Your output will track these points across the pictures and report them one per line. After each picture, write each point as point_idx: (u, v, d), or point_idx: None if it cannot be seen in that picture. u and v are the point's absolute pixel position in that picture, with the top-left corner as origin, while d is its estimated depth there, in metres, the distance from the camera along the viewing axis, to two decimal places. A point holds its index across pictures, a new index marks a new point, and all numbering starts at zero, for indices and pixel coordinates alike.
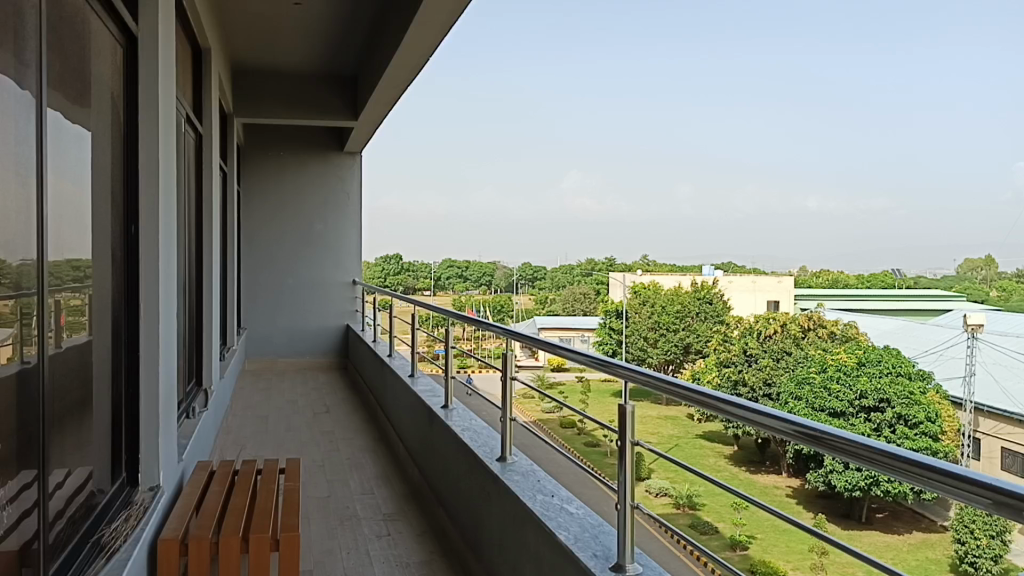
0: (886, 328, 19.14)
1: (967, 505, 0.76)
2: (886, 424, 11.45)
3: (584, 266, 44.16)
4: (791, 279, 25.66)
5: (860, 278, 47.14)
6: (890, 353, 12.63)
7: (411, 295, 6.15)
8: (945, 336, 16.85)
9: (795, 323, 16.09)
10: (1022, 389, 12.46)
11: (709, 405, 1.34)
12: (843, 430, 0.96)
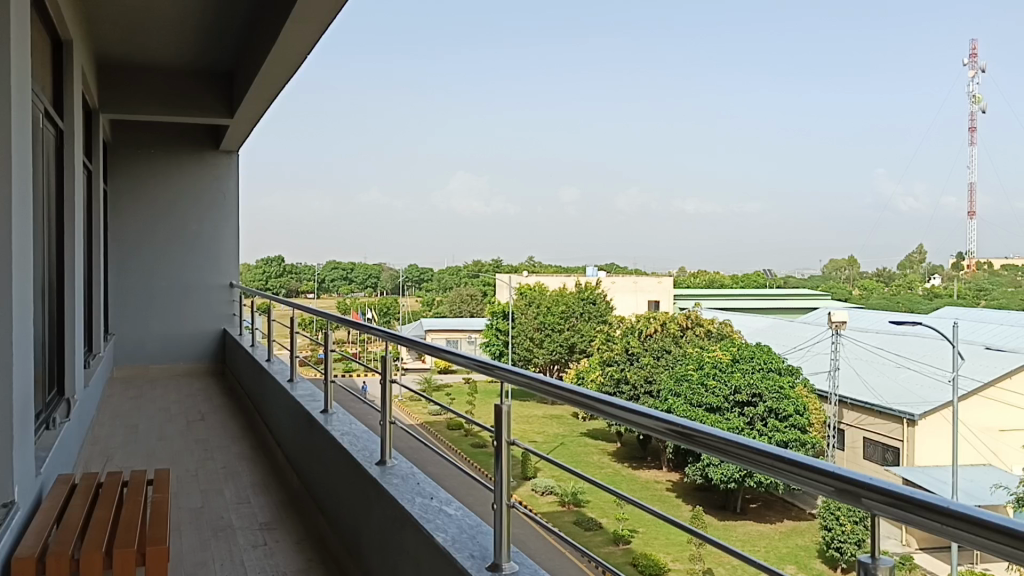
0: (758, 326, 19.98)
1: (831, 496, 0.78)
2: (758, 419, 11.85)
3: (472, 267, 44.34)
4: (671, 279, 26.30)
5: (735, 278, 49.08)
6: (762, 349, 13.05)
7: (289, 298, 5.99)
8: (813, 333, 17.74)
9: (674, 322, 16.51)
10: (882, 381, 13.26)
11: (586, 401, 1.35)
12: (708, 425, 0.99)
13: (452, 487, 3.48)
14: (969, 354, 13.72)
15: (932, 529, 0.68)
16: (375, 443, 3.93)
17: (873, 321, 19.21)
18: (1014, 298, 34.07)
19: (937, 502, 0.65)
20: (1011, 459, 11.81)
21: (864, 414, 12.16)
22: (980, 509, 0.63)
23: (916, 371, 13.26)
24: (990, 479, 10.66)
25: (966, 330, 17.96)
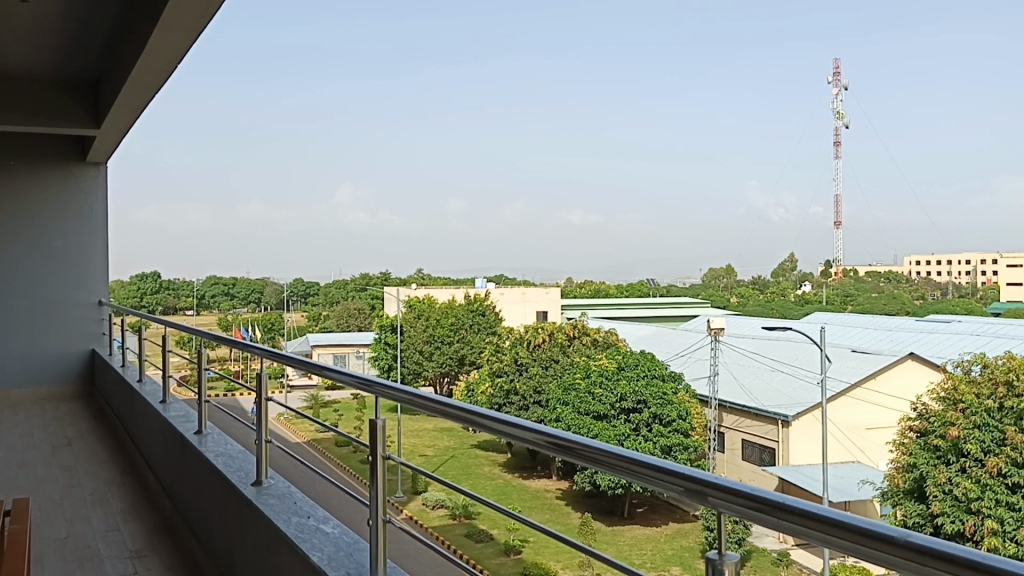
0: (643, 334, 20.53)
1: (733, 512, 0.81)
2: (643, 425, 12.13)
3: (358, 280, 43.58)
4: (558, 289, 26.62)
5: (620, 288, 50.04)
6: (645, 356, 13.18)
7: (162, 315, 5.78)
8: (694, 339, 18.34)
9: (561, 331, 16.77)
10: (758, 383, 13.87)
11: (474, 416, 1.38)
12: (591, 439, 1.05)
13: (329, 497, 3.45)
14: (836, 356, 14.50)
15: (817, 538, 0.71)
16: (252, 462, 3.84)
17: (750, 327, 20.07)
18: (875, 305, 36.38)
19: (809, 508, 0.69)
20: (877, 455, 12.51)
21: (741, 417, 12.73)
22: (872, 516, 0.66)
23: (789, 373, 13.90)
24: (857, 475, 11.32)
25: (833, 335, 18.99)
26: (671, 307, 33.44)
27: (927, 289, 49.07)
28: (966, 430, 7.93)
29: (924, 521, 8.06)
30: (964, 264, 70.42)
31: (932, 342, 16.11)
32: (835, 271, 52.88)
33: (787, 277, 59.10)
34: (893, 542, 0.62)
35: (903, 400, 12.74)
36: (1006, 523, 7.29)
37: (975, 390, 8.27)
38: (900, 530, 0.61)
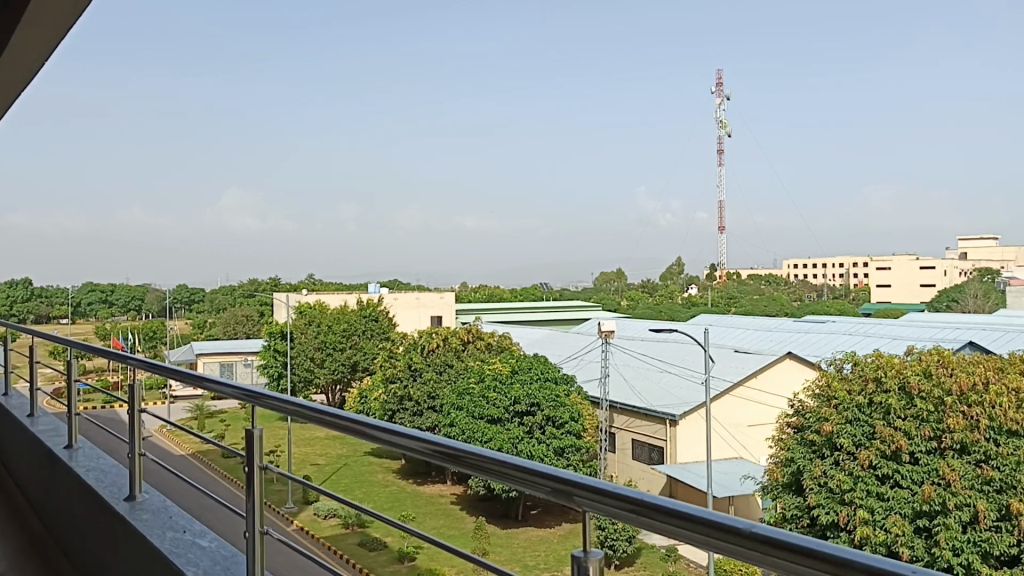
0: (536, 337, 20.76)
1: (614, 519, 0.83)
2: (537, 427, 12.22)
3: (246, 285, 42.28)
4: (452, 293, 26.54)
5: (516, 291, 50.28)
6: (538, 359, 13.34)
7: (31, 324, 5.46)
8: (585, 342, 18.65)
9: (456, 336, 16.73)
10: (647, 384, 14.24)
11: (358, 426, 1.35)
12: (474, 446, 1.05)
13: (208, 505, 3.36)
14: (720, 356, 15.02)
15: (692, 540, 0.73)
16: (125, 477, 3.67)
17: (639, 329, 20.58)
18: (757, 306, 37.94)
19: (678, 510, 0.70)
20: (757, 450, 13.05)
21: (632, 417, 13.06)
22: (735, 516, 0.69)
23: (677, 374, 14.32)
24: (739, 471, 11.79)
25: (717, 335, 19.67)
26: (563, 310, 33.96)
27: (804, 290, 51.59)
28: (839, 425, 8.35)
29: (802, 513, 8.44)
30: (837, 267, 74.33)
31: (809, 341, 16.90)
32: (720, 273, 54.75)
33: (675, 279, 60.91)
34: (760, 541, 0.64)
35: (781, 398, 13.31)
36: (876, 513, 7.65)
37: (847, 387, 8.69)
38: (770, 527, 0.64)
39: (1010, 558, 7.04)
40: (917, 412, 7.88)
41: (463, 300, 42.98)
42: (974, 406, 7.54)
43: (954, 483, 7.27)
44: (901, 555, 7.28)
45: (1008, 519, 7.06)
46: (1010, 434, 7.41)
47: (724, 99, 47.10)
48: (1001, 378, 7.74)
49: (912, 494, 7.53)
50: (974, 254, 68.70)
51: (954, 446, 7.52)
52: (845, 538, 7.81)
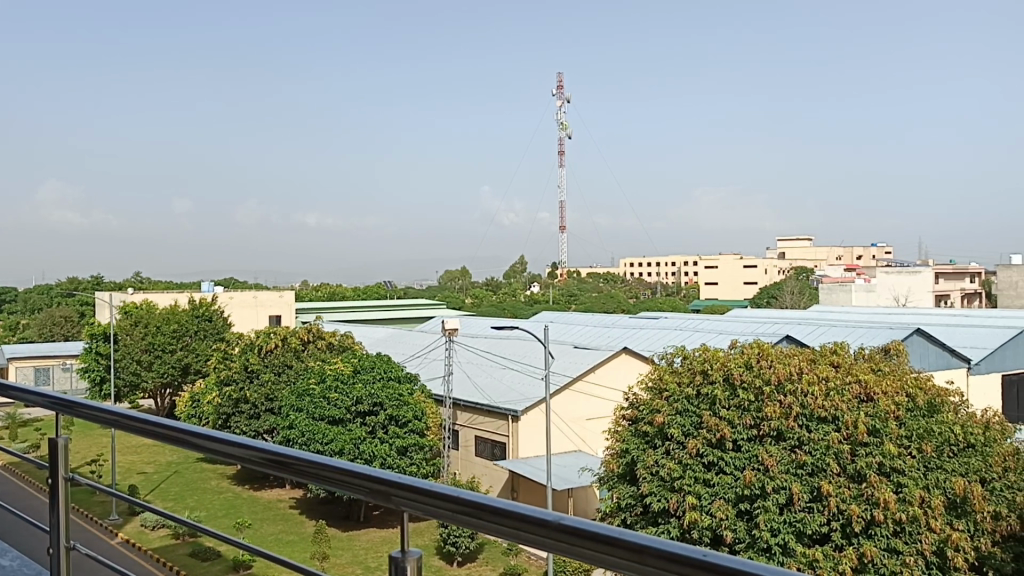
0: (379, 336, 20.50)
1: (455, 519, 1.07)
2: (379, 427, 12.13)
3: (64, 284, 39.12)
4: (292, 291, 25.71)
5: (359, 289, 49.32)
6: (381, 358, 13.14)
7: None
8: (428, 340, 18.62)
9: (295, 335, 16.24)
10: (489, 381, 14.41)
11: (186, 436, 1.51)
12: (349, 465, 1.19)
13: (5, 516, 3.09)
14: (559, 352, 15.40)
15: (535, 537, 0.98)
16: None
17: (481, 327, 20.78)
18: (595, 304, 39.17)
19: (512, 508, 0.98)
20: (595, 443, 13.46)
21: (475, 414, 13.19)
22: (553, 513, 0.96)
23: (518, 370, 14.59)
24: (577, 463, 12.17)
25: (556, 332, 20.15)
26: (406, 307, 33.73)
27: (639, 288, 53.78)
28: (670, 416, 8.72)
29: (636, 501, 8.78)
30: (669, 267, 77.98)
31: (643, 337, 17.62)
32: (561, 272, 56.09)
33: (519, 278, 61.88)
34: (583, 535, 0.92)
35: (616, 391, 13.79)
36: (703, 498, 8.01)
37: (678, 379, 9.12)
38: (578, 522, 0.92)
39: (821, 536, 7.64)
40: (739, 402, 8.37)
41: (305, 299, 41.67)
42: (788, 395, 8.13)
43: (772, 468, 7.77)
44: (726, 538, 7.70)
45: (819, 499, 7.65)
46: (820, 420, 8.05)
47: (565, 102, 48.34)
48: (812, 369, 8.39)
49: (734, 479, 7.98)
50: (790, 255, 74.10)
51: (772, 433, 8.04)
52: (675, 524, 8.17)
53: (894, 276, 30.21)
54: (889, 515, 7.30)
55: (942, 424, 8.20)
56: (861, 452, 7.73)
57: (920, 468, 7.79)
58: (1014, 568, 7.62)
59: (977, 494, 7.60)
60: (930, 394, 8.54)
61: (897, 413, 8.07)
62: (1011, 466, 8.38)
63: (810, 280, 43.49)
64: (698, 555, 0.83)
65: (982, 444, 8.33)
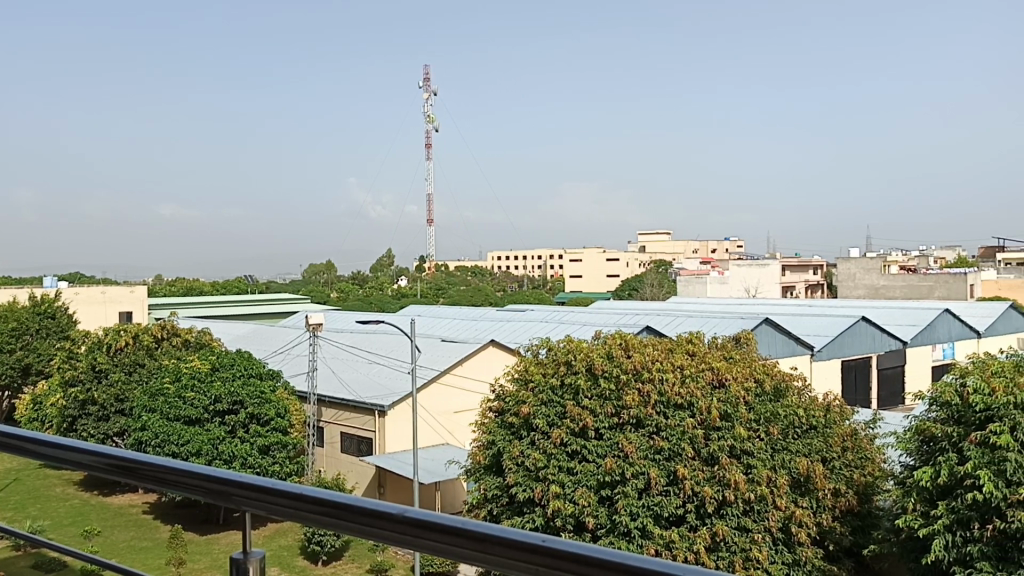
0: (240, 332, 19.86)
1: (318, 520, 1.20)
2: (239, 426, 11.78)
3: None
4: (144, 287, 24.44)
5: (217, 285, 47.44)
6: (241, 355, 12.68)
7: None
8: (291, 335, 18.18)
9: (148, 332, 15.43)
10: (355, 376, 14.21)
11: (35, 444, 1.62)
12: (233, 475, 1.32)
13: None
14: (426, 345, 15.36)
15: (386, 532, 1.13)
16: None
17: (346, 322, 20.51)
18: (463, 297, 39.38)
19: (359, 505, 1.14)
20: (463, 436, 13.53)
21: (341, 411, 13.00)
22: (399, 507, 1.12)
23: (384, 365, 14.45)
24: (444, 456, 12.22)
25: (424, 326, 20.11)
26: (268, 303, 32.69)
27: (507, 281, 54.36)
28: (535, 407, 8.85)
29: (502, 492, 8.90)
30: (536, 260, 79.27)
31: (509, 329, 17.85)
32: (430, 266, 55.93)
33: (386, 272, 61.28)
34: (423, 524, 1.08)
35: (482, 384, 13.89)
36: (567, 487, 8.19)
37: (543, 370, 9.26)
38: (426, 514, 1.08)
39: (677, 517, 7.98)
40: (601, 391, 8.58)
41: (160, 295, 39.64)
42: (646, 383, 8.42)
43: (631, 454, 8.03)
44: (589, 524, 7.92)
45: (676, 483, 7.98)
46: (676, 407, 8.38)
47: (432, 95, 48.28)
48: (669, 358, 8.70)
49: (596, 466, 8.20)
50: (650, 249, 76.83)
51: (631, 421, 8.30)
52: (540, 512, 8.34)
53: (745, 269, 31.85)
54: (739, 495, 7.73)
55: (787, 407, 8.73)
56: (714, 436, 8.12)
57: (767, 450, 8.27)
58: (851, 541, 8.24)
59: (818, 473, 8.13)
60: (776, 380, 9.04)
61: (746, 398, 8.51)
62: (850, 445, 8.99)
63: (668, 273, 45.25)
64: (535, 539, 1.00)
65: (823, 425, 8.90)
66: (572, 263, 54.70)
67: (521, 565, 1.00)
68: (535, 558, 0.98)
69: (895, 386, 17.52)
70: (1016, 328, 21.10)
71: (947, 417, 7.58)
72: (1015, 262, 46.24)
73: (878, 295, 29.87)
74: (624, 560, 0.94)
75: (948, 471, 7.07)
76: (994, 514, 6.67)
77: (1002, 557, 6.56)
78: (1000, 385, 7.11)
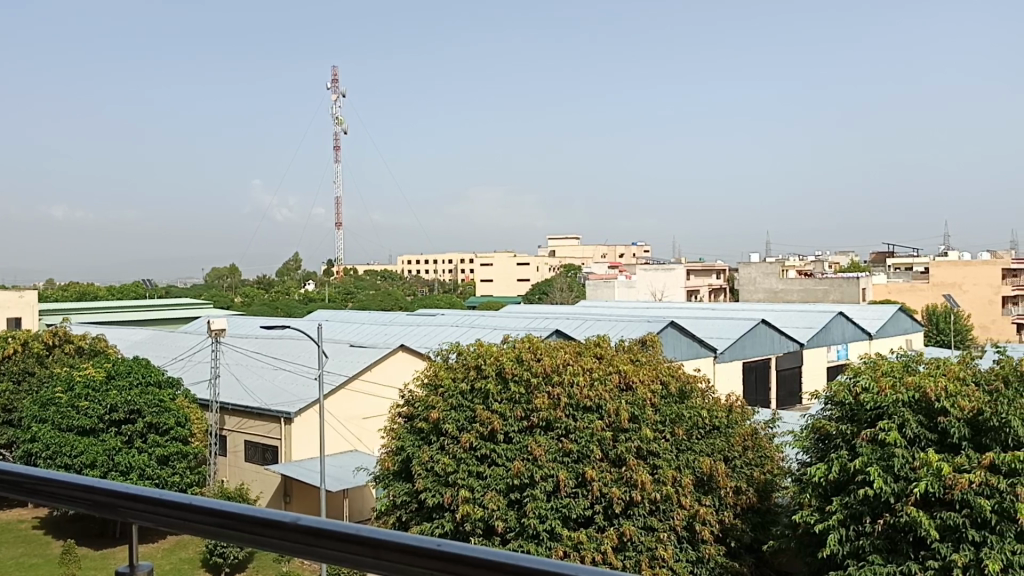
0: (137, 338, 19.13)
1: (211, 531, 1.23)
2: (137, 436, 11.36)
3: None
4: (34, 292, 23.25)
5: (113, 289, 45.50)
6: (138, 362, 12.16)
7: None
8: (192, 341, 17.64)
9: (38, 339, 14.71)
10: (259, 383, 13.86)
11: None
12: (122, 485, 1.33)
13: None
14: (334, 351, 15.13)
15: (274, 543, 1.17)
16: None
17: (250, 327, 20.06)
18: (372, 302, 38.88)
19: (255, 515, 1.18)
20: (372, 442, 13.38)
21: (244, 418, 12.67)
22: (291, 515, 1.17)
23: (290, 371, 14.14)
24: (352, 463, 12.06)
25: (331, 331, 19.83)
26: (168, 308, 31.53)
27: (417, 286, 54.02)
28: (444, 411, 8.82)
29: (411, 498, 8.84)
30: (447, 264, 79.08)
31: (419, 334, 17.77)
32: (338, 271, 55.14)
33: (294, 277, 60.05)
34: (317, 533, 1.13)
35: (391, 389, 13.75)
36: (476, 491, 8.19)
37: (453, 375, 9.23)
38: (317, 523, 1.13)
39: (585, 519, 8.07)
40: (510, 395, 8.60)
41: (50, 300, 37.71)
42: (556, 386, 8.48)
43: (540, 457, 8.08)
44: (497, 528, 7.95)
45: (584, 485, 8.07)
46: (585, 409, 8.48)
47: (339, 96, 47.66)
48: (578, 361, 8.79)
49: (505, 470, 8.22)
50: (560, 254, 77.61)
51: (541, 423, 8.36)
52: (449, 517, 8.32)
53: (651, 273, 32.53)
54: (645, 495, 7.89)
55: (691, 408, 8.94)
56: (621, 438, 8.25)
57: (673, 450, 8.46)
58: (751, 537, 8.47)
59: (721, 471, 8.36)
60: (681, 381, 9.25)
61: (653, 400, 8.69)
62: (750, 444, 9.28)
63: (577, 277, 45.84)
64: (432, 545, 1.06)
65: (725, 425, 9.15)
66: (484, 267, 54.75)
67: (407, 567, 1.05)
68: (423, 558, 1.04)
69: (792, 386, 18.35)
70: (905, 329, 21.82)
71: (842, 415, 7.87)
72: (902, 267, 48.74)
73: (777, 298, 30.99)
74: (510, 560, 1.01)
75: (840, 468, 7.36)
76: (884, 508, 6.98)
77: (892, 549, 6.88)
78: (888, 383, 7.42)
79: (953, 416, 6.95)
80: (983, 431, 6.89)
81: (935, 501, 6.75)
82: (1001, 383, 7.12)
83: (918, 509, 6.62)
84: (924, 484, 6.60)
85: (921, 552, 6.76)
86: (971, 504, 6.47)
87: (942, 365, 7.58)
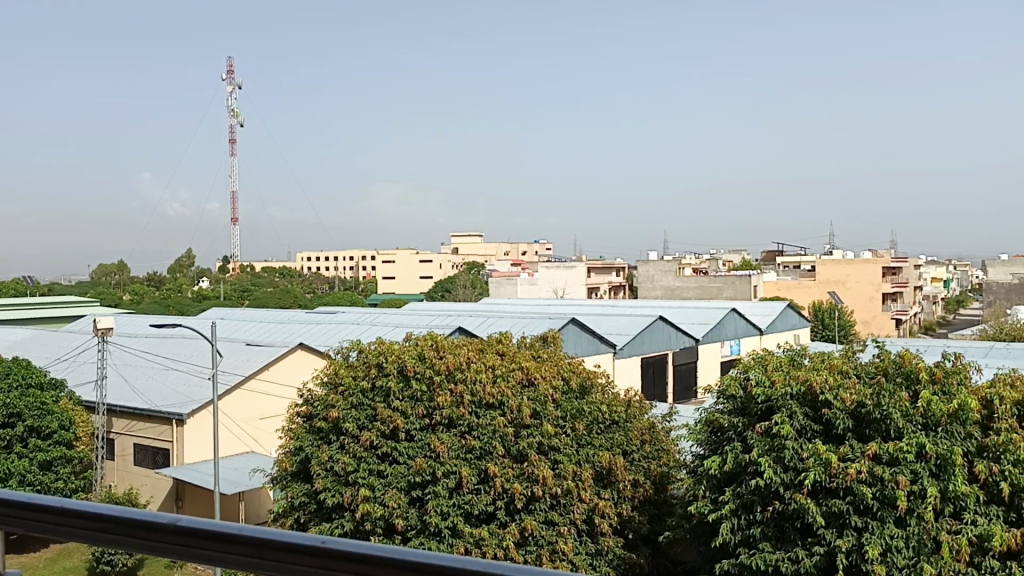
0: (16, 338, 18.15)
1: (90, 532, 1.25)
2: (16, 440, 10.78)
3: None
4: None
5: None
6: (17, 363, 11.50)
7: None
8: (76, 340, 16.86)
9: None
10: (149, 383, 13.32)
11: None
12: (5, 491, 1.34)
13: None
14: (229, 350, 14.72)
15: (155, 544, 1.21)
16: None
17: (138, 326, 19.32)
18: (269, 299, 37.98)
19: (138, 516, 1.21)
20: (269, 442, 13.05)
21: (133, 420, 12.20)
22: (170, 515, 1.21)
23: (182, 371, 13.68)
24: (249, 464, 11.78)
25: (226, 330, 19.30)
26: (49, 306, 29.97)
27: (317, 283, 53.01)
28: (344, 411, 8.67)
29: (309, 499, 8.69)
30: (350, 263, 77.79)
31: (318, 332, 17.50)
32: (235, 268, 53.63)
33: (187, 274, 58.06)
34: (195, 531, 1.17)
35: (289, 389, 13.48)
36: (376, 490, 8.12)
37: (353, 373, 9.07)
38: (202, 525, 1.17)
39: (486, 516, 8.10)
40: (412, 393, 8.54)
41: None
42: (458, 384, 8.46)
43: (442, 455, 8.05)
44: (397, 526, 7.91)
45: (486, 481, 8.11)
46: (487, 406, 8.49)
47: (236, 87, 46.48)
48: (481, 358, 8.78)
49: (407, 467, 8.17)
50: (464, 251, 77.59)
51: (443, 421, 8.32)
52: (349, 517, 8.22)
53: (552, 271, 32.94)
54: (545, 491, 7.97)
55: (591, 404, 9.07)
56: (523, 434, 8.34)
57: (573, 445, 8.57)
58: (647, 529, 8.69)
59: (620, 466, 8.56)
60: (581, 377, 9.38)
61: (554, 396, 8.78)
62: (647, 437, 9.50)
63: (479, 274, 45.93)
64: (315, 541, 1.10)
65: (624, 420, 9.33)
66: (386, 264, 54.24)
67: (292, 565, 1.09)
68: (303, 554, 1.09)
69: (688, 380, 18.96)
70: (792, 325, 22.79)
71: (733, 408, 8.18)
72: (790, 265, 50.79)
73: (674, 295, 31.78)
74: (384, 550, 1.07)
75: (733, 459, 7.61)
76: (774, 497, 7.26)
77: (780, 536, 7.17)
78: (778, 377, 7.71)
79: (836, 408, 7.26)
80: (865, 422, 7.21)
81: (821, 489, 7.05)
82: (882, 375, 7.47)
83: (805, 498, 6.93)
84: (812, 473, 6.89)
85: (807, 539, 7.08)
86: (855, 492, 6.76)
87: (826, 358, 7.93)
